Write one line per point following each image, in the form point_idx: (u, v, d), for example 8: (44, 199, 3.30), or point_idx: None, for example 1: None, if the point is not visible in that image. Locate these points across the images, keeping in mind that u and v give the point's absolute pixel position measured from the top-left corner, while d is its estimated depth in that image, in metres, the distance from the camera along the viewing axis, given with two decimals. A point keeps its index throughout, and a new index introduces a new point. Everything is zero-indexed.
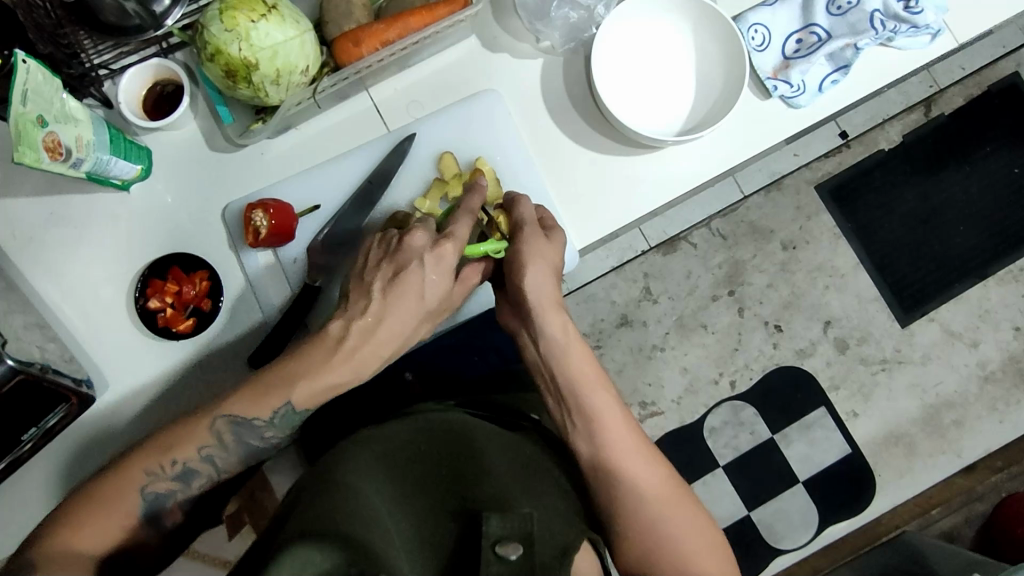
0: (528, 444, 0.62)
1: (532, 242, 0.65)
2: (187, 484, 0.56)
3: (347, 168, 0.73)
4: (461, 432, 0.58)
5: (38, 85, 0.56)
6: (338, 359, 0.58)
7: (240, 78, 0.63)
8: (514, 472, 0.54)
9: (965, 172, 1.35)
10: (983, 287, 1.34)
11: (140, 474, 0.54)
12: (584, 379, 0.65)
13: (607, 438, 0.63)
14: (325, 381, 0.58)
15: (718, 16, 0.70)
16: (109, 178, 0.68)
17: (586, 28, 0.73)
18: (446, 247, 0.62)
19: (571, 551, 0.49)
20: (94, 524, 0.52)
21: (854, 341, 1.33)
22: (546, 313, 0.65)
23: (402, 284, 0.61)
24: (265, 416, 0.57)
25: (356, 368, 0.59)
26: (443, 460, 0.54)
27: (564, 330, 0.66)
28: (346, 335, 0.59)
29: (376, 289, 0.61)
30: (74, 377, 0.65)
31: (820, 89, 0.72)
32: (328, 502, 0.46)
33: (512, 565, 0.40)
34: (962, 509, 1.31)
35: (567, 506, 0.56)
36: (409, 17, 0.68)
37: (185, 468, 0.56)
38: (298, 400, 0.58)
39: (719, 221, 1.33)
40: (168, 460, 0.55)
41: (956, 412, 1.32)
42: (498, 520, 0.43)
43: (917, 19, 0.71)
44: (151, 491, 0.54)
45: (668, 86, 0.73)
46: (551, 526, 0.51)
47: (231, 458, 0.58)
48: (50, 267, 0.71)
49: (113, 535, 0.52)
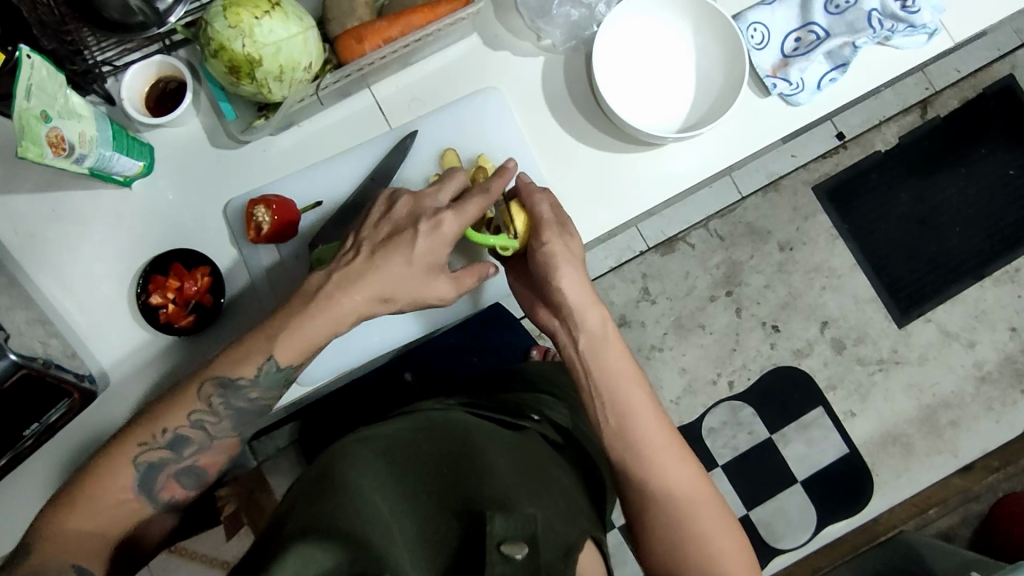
0: (531, 444, 0.61)
1: (558, 238, 0.66)
2: (178, 453, 0.58)
3: (350, 164, 0.73)
4: (464, 433, 0.57)
5: (42, 81, 0.57)
6: (318, 304, 0.61)
7: (243, 75, 0.63)
8: (516, 471, 0.54)
9: (962, 174, 1.36)
10: (979, 287, 1.35)
11: (132, 445, 0.57)
12: (618, 371, 0.66)
13: (642, 433, 0.63)
14: (302, 332, 0.60)
15: (717, 15, 0.71)
16: (111, 174, 0.68)
17: (587, 26, 0.73)
18: (447, 220, 0.62)
19: (573, 552, 0.49)
20: (94, 502, 0.54)
21: (852, 341, 1.34)
22: (586, 310, 0.67)
23: (393, 242, 0.62)
24: (249, 374, 0.59)
25: (334, 319, 0.61)
26: (447, 460, 0.53)
27: (603, 324, 0.67)
28: (327, 282, 0.62)
29: (367, 245, 0.63)
30: (76, 372, 0.65)
31: (818, 87, 0.72)
32: (329, 504, 0.45)
33: (518, 565, 0.40)
34: (959, 508, 1.31)
35: (570, 504, 0.55)
36: (411, 15, 0.68)
37: (174, 436, 0.58)
38: (277, 350, 0.59)
39: (717, 222, 1.34)
40: (158, 429, 0.57)
41: (953, 412, 1.33)
42: (502, 521, 0.42)
43: (914, 18, 0.72)
44: (144, 461, 0.57)
45: (669, 83, 0.74)
46: (556, 525, 0.50)
47: (223, 425, 0.60)
48: (51, 263, 0.71)
49: (104, 515, 0.55)
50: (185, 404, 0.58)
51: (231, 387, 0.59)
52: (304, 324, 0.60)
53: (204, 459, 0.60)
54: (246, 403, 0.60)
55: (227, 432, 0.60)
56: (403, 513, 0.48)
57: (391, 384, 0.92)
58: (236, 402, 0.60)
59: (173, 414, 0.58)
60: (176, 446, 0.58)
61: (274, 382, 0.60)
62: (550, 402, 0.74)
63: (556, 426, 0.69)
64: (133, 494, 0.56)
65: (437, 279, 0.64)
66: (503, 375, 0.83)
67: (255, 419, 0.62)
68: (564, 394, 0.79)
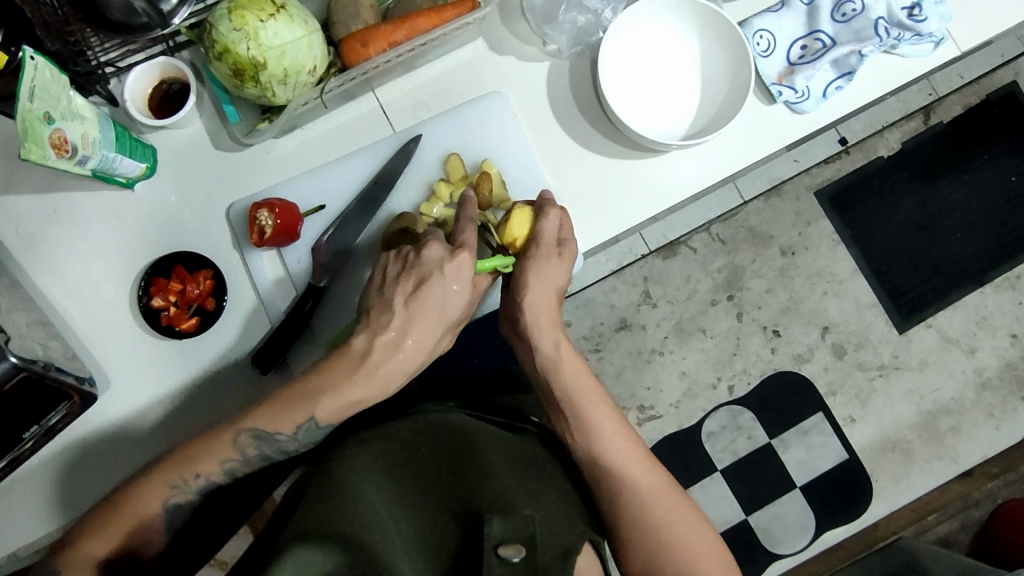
0: (529, 447, 0.60)
1: (543, 261, 0.66)
2: (207, 496, 0.58)
3: (354, 168, 0.73)
4: (462, 432, 0.56)
5: (45, 82, 0.56)
6: (362, 374, 0.59)
7: (247, 77, 0.63)
8: (515, 473, 0.53)
9: (964, 180, 1.36)
10: (980, 294, 1.35)
11: (163, 487, 0.56)
12: (578, 388, 0.65)
13: (603, 440, 0.63)
14: (348, 397, 0.58)
15: (724, 22, 0.70)
16: (114, 175, 0.67)
17: (593, 32, 0.73)
18: (462, 256, 0.63)
19: (573, 554, 0.48)
20: (122, 536, 0.55)
21: (852, 347, 1.34)
22: (542, 328, 0.65)
23: (424, 295, 0.61)
24: (288, 430, 0.58)
25: (380, 382, 0.60)
26: (445, 460, 0.52)
27: (558, 346, 0.66)
28: (371, 349, 0.59)
29: (398, 301, 0.61)
30: (76, 374, 0.65)
31: (825, 95, 0.72)
32: (330, 504, 0.45)
33: (515, 567, 0.39)
34: (958, 514, 1.31)
35: (570, 507, 0.55)
36: (417, 19, 0.68)
37: (205, 481, 0.58)
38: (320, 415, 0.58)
39: (719, 226, 1.33)
40: (190, 473, 0.57)
41: (953, 418, 1.33)
42: (500, 522, 0.42)
43: (921, 27, 0.72)
44: (173, 504, 0.57)
45: (674, 90, 0.74)
46: (553, 526, 0.50)
47: (253, 471, 0.60)
48: (53, 264, 0.70)
49: (138, 548, 0.56)
50: (219, 449, 0.58)
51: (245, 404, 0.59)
52: (347, 388, 0.58)
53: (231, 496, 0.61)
54: (278, 450, 0.59)
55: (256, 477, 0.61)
56: (401, 509, 0.48)
57: (392, 386, 0.91)
58: (268, 449, 0.59)
59: (206, 459, 0.57)
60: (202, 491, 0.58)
61: (313, 438, 0.59)
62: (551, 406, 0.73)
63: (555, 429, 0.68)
64: (160, 530, 0.57)
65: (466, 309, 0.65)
66: (502, 377, 0.82)
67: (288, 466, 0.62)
68: None
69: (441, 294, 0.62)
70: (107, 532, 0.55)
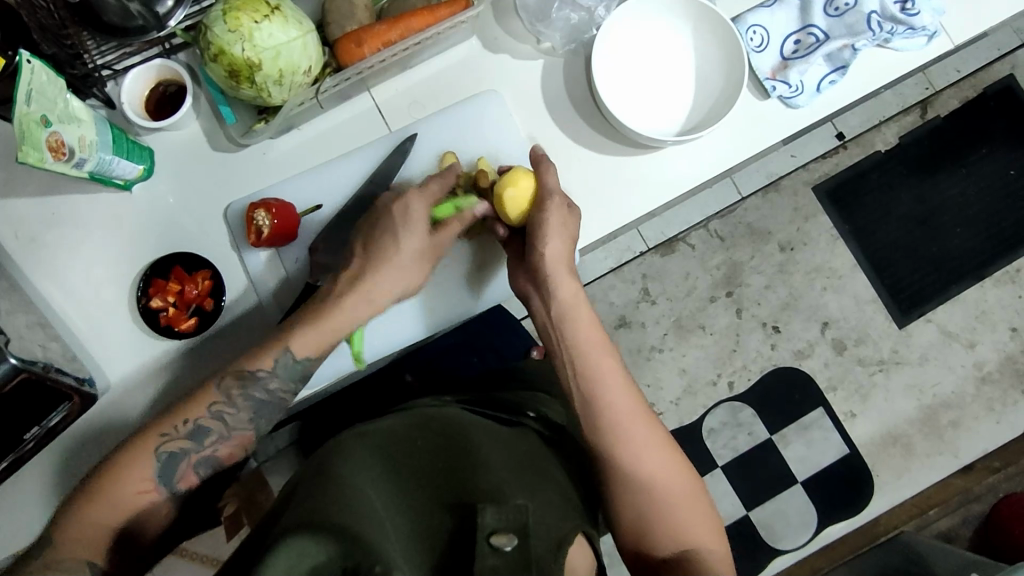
0: (524, 441, 0.60)
1: (555, 210, 0.66)
2: (198, 443, 0.60)
3: (350, 167, 0.74)
4: (458, 428, 0.56)
5: (42, 85, 0.57)
6: (319, 308, 0.65)
7: (243, 78, 0.63)
8: (510, 466, 0.53)
9: (961, 174, 1.36)
10: (979, 287, 1.35)
11: (154, 436, 0.59)
12: (592, 344, 0.67)
13: (610, 406, 0.64)
14: (306, 326, 0.64)
15: (716, 17, 0.70)
16: (112, 177, 0.68)
17: (587, 29, 0.73)
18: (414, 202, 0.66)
19: (565, 545, 0.48)
20: (111, 491, 0.57)
21: (852, 342, 1.34)
22: (556, 271, 0.67)
23: (376, 237, 0.66)
24: (266, 365, 0.63)
25: (335, 317, 0.64)
26: (441, 453, 0.52)
27: (574, 295, 0.68)
28: (330, 290, 0.66)
29: (359, 247, 0.67)
30: (77, 376, 0.65)
31: (818, 89, 0.72)
32: (324, 498, 0.44)
33: (508, 556, 0.40)
34: (959, 509, 1.31)
35: (564, 500, 0.55)
36: (411, 18, 0.68)
37: (196, 427, 0.60)
38: (295, 346, 0.63)
39: (717, 222, 1.34)
40: (180, 421, 0.60)
41: (953, 412, 1.33)
42: (493, 511, 0.42)
43: (913, 21, 0.72)
44: (164, 452, 0.59)
45: (669, 86, 0.74)
46: (547, 518, 0.50)
47: (242, 416, 0.62)
48: (53, 267, 0.71)
49: (131, 506, 0.58)
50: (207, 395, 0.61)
51: (252, 378, 0.62)
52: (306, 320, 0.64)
53: (224, 450, 0.62)
54: (264, 394, 0.63)
55: (246, 424, 0.63)
56: (396, 503, 0.48)
57: (392, 385, 0.92)
58: (254, 392, 0.62)
59: (195, 405, 0.61)
60: (190, 438, 0.60)
61: (292, 373, 0.64)
62: (546, 402, 0.72)
63: (551, 425, 0.68)
64: (154, 482, 0.59)
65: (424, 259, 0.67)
66: (500, 375, 0.82)
67: (273, 412, 0.64)
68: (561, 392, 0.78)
69: (392, 232, 0.66)
70: (97, 492, 0.57)
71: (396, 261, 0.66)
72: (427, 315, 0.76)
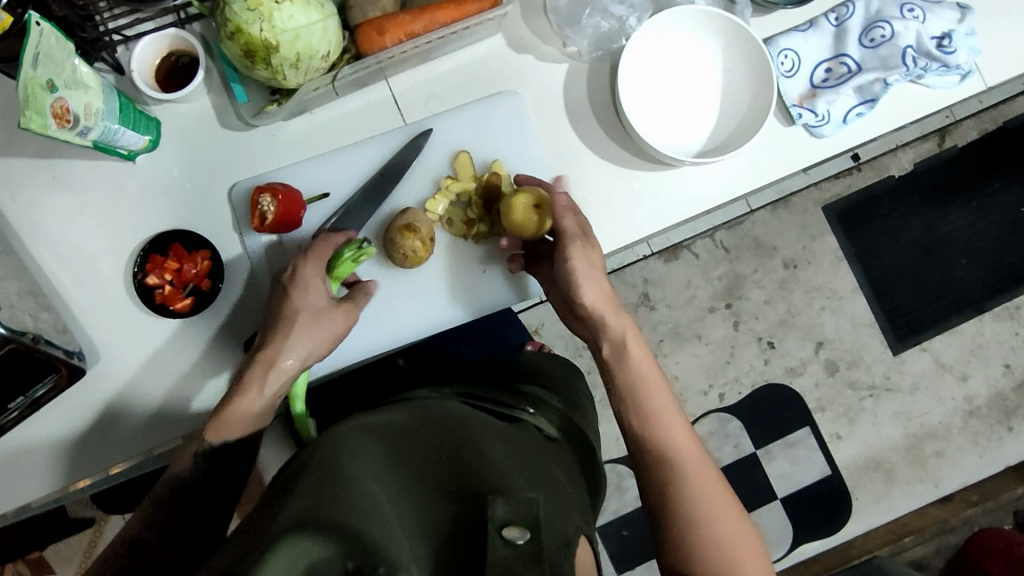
0: (524, 437, 0.59)
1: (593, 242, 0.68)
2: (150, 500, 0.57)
3: (361, 157, 0.72)
4: (461, 421, 0.55)
5: (50, 48, 0.55)
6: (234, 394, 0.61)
7: (259, 59, 0.61)
8: (514, 461, 0.51)
9: (972, 207, 1.35)
10: (978, 321, 1.35)
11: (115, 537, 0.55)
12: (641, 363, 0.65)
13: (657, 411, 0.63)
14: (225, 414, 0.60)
15: (749, 37, 0.69)
16: (116, 147, 0.66)
17: (616, 38, 0.72)
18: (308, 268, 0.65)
19: (572, 544, 0.47)
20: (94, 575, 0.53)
21: (845, 364, 1.34)
22: (593, 279, 0.67)
23: (281, 312, 0.64)
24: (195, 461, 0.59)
25: (251, 404, 0.61)
26: (443, 446, 0.51)
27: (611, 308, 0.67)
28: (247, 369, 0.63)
29: (267, 323, 0.65)
30: (66, 348, 0.64)
31: (844, 121, 0.71)
32: (331, 494, 0.43)
33: (521, 549, 0.39)
34: (934, 538, 1.33)
35: (567, 499, 0.53)
36: (437, 11, 0.66)
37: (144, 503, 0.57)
38: (209, 433, 0.60)
39: (723, 233, 1.32)
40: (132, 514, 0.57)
41: (938, 443, 1.34)
42: (503, 505, 0.42)
43: (949, 59, 0.70)
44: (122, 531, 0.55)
45: (694, 103, 0.72)
46: (554, 515, 0.49)
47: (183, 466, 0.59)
48: (49, 231, 0.69)
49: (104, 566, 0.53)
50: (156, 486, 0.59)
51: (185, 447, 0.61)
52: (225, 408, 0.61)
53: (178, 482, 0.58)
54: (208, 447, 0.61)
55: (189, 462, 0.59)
56: (401, 497, 0.46)
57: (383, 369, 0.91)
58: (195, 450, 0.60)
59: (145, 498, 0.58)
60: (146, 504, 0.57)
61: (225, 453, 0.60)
62: (547, 396, 0.70)
63: (553, 419, 0.66)
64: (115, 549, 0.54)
65: (334, 315, 0.65)
66: (498, 365, 0.81)
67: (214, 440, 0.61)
68: (560, 387, 0.76)
69: (297, 305, 0.64)
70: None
71: (293, 328, 0.63)
72: (426, 314, 0.74)
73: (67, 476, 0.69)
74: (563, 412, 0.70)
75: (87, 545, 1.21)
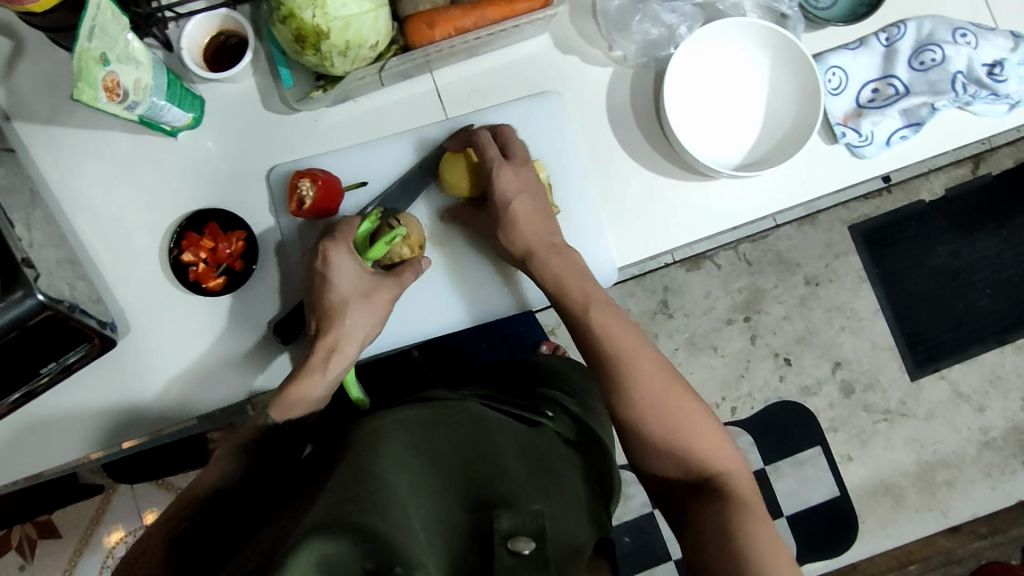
0: (543, 441, 0.59)
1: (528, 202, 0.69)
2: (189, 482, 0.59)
3: (400, 148, 0.72)
4: (481, 424, 0.55)
5: (105, 22, 0.56)
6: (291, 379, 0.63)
7: (309, 45, 0.62)
8: (529, 469, 0.52)
9: (1002, 236, 1.33)
10: (999, 352, 1.33)
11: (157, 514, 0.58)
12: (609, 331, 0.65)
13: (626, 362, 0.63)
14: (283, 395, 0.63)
15: (798, 52, 0.68)
16: (160, 123, 0.67)
17: (664, 46, 0.71)
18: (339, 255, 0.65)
19: (582, 552, 0.48)
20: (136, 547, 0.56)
21: (861, 386, 1.33)
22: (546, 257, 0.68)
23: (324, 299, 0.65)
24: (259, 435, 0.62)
25: (308, 386, 0.63)
26: (463, 449, 0.51)
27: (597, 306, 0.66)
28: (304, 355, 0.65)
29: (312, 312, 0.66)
30: (99, 318, 0.65)
31: (888, 143, 0.70)
32: (356, 492, 0.43)
33: (527, 559, 0.39)
34: (940, 568, 1.32)
35: (579, 508, 0.54)
36: (487, 8, 0.66)
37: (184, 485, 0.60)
38: (272, 413, 0.62)
39: (747, 246, 1.31)
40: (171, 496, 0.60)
41: (950, 472, 1.33)
42: (509, 518, 0.43)
43: (999, 87, 0.70)
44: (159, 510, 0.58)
45: (737, 115, 0.72)
46: (565, 523, 0.49)
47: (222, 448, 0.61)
48: (88, 201, 0.70)
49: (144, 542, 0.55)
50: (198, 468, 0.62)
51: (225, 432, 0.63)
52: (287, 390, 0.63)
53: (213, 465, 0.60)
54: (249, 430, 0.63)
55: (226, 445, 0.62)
56: (422, 494, 0.47)
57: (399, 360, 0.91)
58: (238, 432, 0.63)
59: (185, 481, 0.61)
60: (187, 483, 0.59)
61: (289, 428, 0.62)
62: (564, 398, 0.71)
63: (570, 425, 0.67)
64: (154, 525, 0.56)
65: (378, 292, 0.66)
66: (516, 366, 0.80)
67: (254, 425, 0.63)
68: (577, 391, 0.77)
69: (336, 289, 0.65)
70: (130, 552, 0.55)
71: (340, 310, 0.65)
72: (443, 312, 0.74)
73: (89, 444, 0.70)
74: (581, 416, 0.70)
75: (95, 511, 1.23)
